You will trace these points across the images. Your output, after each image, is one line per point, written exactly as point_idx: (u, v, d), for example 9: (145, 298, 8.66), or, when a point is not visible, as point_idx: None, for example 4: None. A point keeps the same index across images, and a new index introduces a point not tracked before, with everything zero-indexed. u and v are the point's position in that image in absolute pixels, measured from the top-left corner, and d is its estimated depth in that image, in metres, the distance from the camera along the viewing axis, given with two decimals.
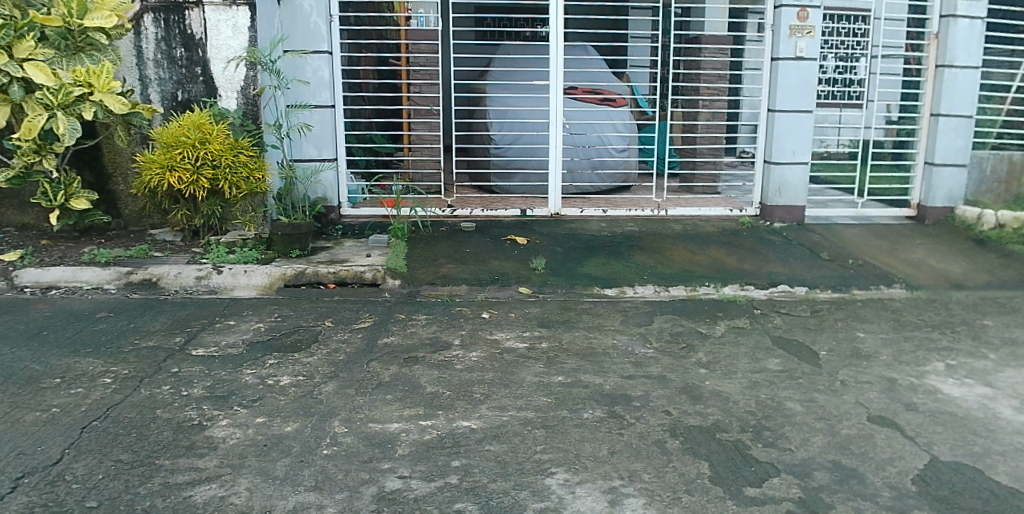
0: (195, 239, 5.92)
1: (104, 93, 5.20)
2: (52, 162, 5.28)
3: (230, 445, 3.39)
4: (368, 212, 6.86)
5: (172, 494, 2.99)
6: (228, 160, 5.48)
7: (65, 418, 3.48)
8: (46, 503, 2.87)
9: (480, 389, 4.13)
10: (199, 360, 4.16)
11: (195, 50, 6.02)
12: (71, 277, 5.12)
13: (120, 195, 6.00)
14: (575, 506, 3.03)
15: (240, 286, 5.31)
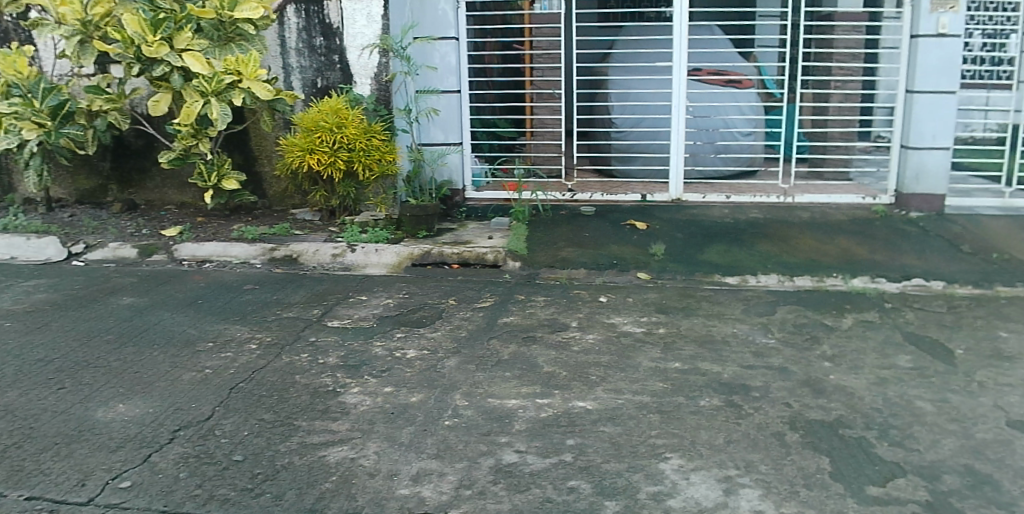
0: (331, 219, 6.29)
1: (251, 80, 5.56)
2: (206, 145, 5.74)
3: (361, 411, 3.62)
4: (491, 196, 6.99)
5: (308, 453, 3.22)
6: (362, 143, 5.79)
7: (217, 378, 3.71)
8: (199, 455, 3.09)
9: (596, 371, 4.20)
10: (335, 330, 4.43)
11: (333, 38, 6.39)
12: (222, 252, 5.57)
13: (265, 176, 6.43)
14: (688, 492, 3.05)
15: (372, 263, 5.60)
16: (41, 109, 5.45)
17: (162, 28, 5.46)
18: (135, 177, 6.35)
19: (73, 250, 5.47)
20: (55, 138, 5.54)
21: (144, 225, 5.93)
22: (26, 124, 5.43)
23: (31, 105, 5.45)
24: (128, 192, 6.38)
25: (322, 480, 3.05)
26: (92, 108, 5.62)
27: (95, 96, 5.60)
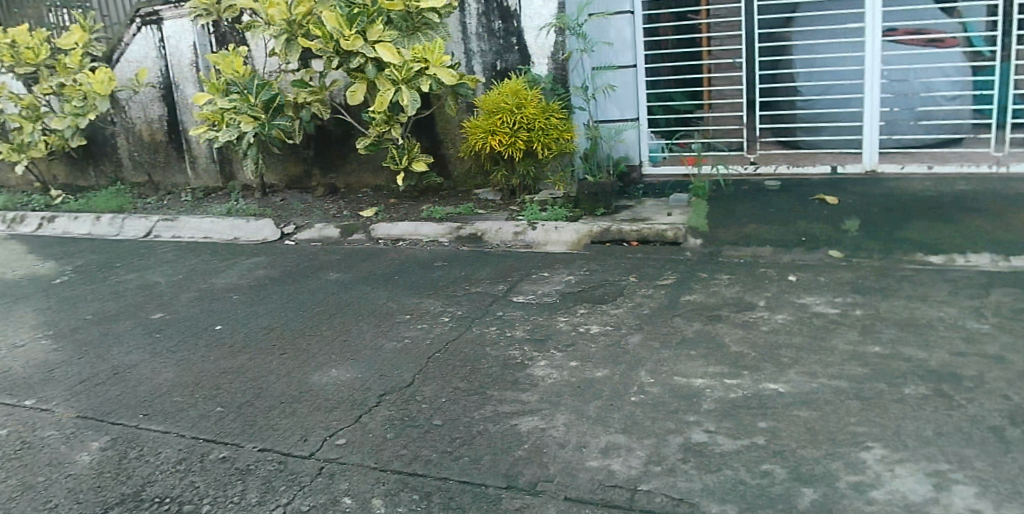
0: (512, 198, 6.47)
1: (437, 67, 5.85)
2: (398, 130, 6.10)
3: (549, 383, 3.66)
4: (669, 171, 6.94)
5: (502, 421, 3.28)
6: (541, 122, 5.90)
7: (417, 348, 3.89)
8: (403, 418, 3.22)
9: (788, 353, 4.00)
10: (520, 305, 4.55)
11: (511, 21, 6.52)
12: (413, 231, 5.91)
13: (450, 158, 6.73)
14: (894, 485, 2.80)
15: (552, 241, 5.69)
16: (257, 103, 6.07)
17: (357, 23, 5.84)
18: (334, 163, 6.89)
19: (284, 231, 6.03)
20: (269, 129, 6.13)
21: (343, 207, 6.41)
22: (245, 117, 6.07)
23: (248, 100, 6.07)
24: (329, 176, 6.94)
25: (515, 447, 3.09)
26: (298, 100, 6.13)
27: (300, 89, 6.10)
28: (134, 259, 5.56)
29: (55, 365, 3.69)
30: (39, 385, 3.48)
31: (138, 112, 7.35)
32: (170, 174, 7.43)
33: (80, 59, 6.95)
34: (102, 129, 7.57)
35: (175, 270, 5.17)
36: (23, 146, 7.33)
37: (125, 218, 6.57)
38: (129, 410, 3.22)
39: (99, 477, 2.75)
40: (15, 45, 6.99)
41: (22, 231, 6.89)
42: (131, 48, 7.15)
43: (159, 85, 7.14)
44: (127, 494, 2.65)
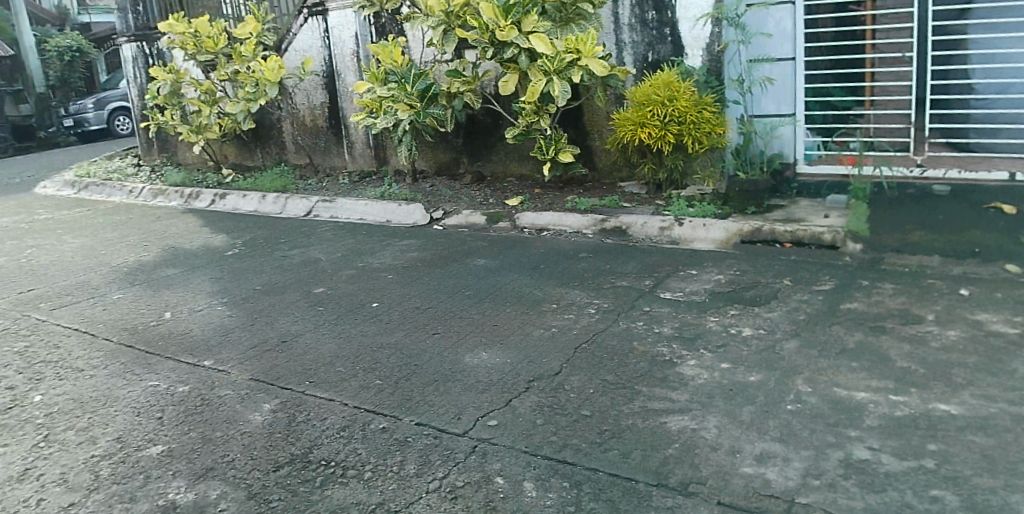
0: (658, 192, 6.37)
1: (589, 58, 5.79)
2: (546, 121, 6.13)
3: (700, 384, 3.52)
4: (827, 170, 6.36)
5: (651, 418, 3.19)
6: (693, 116, 5.79)
7: (563, 338, 3.88)
8: (552, 405, 3.21)
9: (961, 373, 3.62)
10: (668, 302, 4.44)
11: (665, 11, 6.45)
12: (558, 222, 5.93)
13: (596, 150, 6.69)
14: None
15: (699, 238, 5.55)
16: (413, 93, 6.29)
17: (513, 13, 5.90)
18: (481, 152, 7.03)
19: (433, 216, 6.22)
20: (423, 117, 6.33)
21: (489, 196, 6.53)
22: (401, 106, 6.31)
23: (406, 89, 6.31)
24: (476, 165, 7.09)
25: (665, 445, 2.98)
26: (451, 90, 6.30)
27: (454, 78, 6.25)
28: (295, 236, 5.91)
29: (230, 330, 3.98)
30: (217, 348, 3.76)
31: (302, 99, 7.81)
32: (328, 157, 7.86)
33: (254, 47, 7.45)
34: (270, 113, 8.12)
35: (333, 249, 5.45)
36: (201, 128, 7.99)
37: (288, 197, 7.01)
38: (296, 377, 3.41)
39: (271, 437, 2.93)
40: (199, 35, 7.63)
41: (198, 206, 7.51)
42: (299, 38, 7.60)
43: (322, 73, 7.55)
44: (296, 455, 2.81)
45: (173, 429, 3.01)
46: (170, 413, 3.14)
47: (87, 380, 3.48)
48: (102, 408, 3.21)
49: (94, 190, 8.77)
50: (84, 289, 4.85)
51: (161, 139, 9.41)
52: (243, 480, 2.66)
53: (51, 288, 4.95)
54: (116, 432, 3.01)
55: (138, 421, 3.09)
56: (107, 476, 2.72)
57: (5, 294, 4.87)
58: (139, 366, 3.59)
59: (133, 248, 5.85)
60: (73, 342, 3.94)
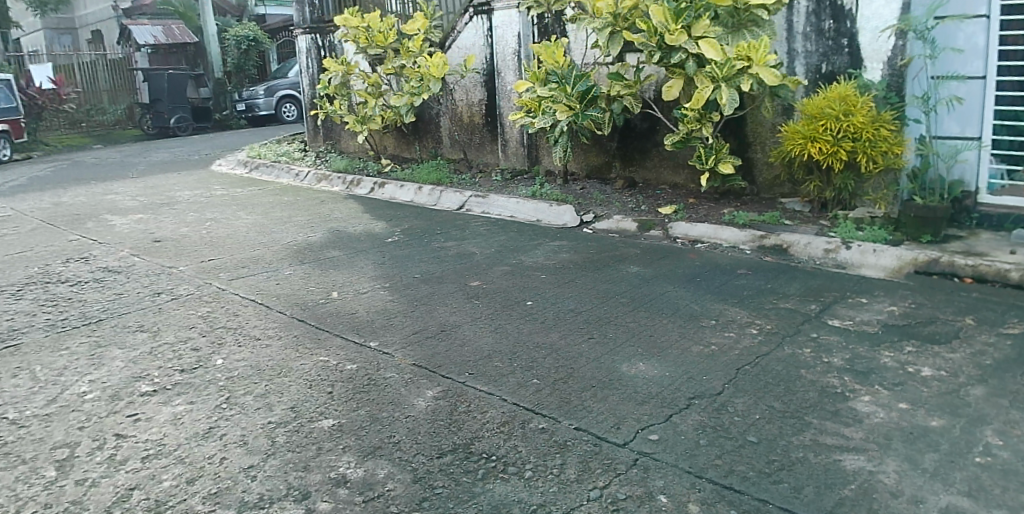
0: (822, 211, 6.05)
1: (761, 66, 5.54)
2: (709, 129, 5.94)
3: (876, 423, 3.22)
4: (1011, 201, 5.68)
5: (823, 453, 2.95)
6: (869, 133, 5.40)
7: (725, 357, 3.72)
8: (715, 427, 3.07)
9: None
10: (836, 330, 4.15)
11: (844, 21, 6.08)
12: (713, 235, 5.73)
13: (757, 163, 6.42)
14: None
15: (868, 264, 5.17)
16: (573, 94, 6.29)
17: (684, 17, 5.78)
18: (635, 157, 6.92)
19: (584, 219, 6.18)
20: (581, 119, 6.32)
21: (642, 202, 6.42)
22: (560, 107, 6.35)
23: (566, 90, 6.33)
24: (629, 170, 6.99)
25: (840, 485, 2.73)
26: (612, 93, 6.26)
27: (616, 81, 6.22)
28: (450, 229, 6.06)
29: (393, 313, 4.12)
30: (381, 330, 3.90)
31: (461, 95, 8.01)
32: (482, 154, 8.02)
33: (421, 43, 7.73)
34: (431, 108, 8.38)
35: (487, 243, 5.54)
36: (366, 119, 8.37)
37: (442, 190, 7.21)
38: (457, 367, 3.46)
39: (435, 423, 2.98)
40: (370, 29, 7.98)
41: (358, 192, 7.88)
42: (463, 36, 7.81)
43: (482, 71, 7.72)
44: (459, 444, 2.83)
45: (343, 405, 3.12)
46: (340, 389, 3.26)
47: (263, 349, 3.70)
48: (277, 377, 3.39)
49: (264, 171, 9.41)
50: (259, 263, 5.19)
51: (326, 127, 9.92)
52: (409, 463, 2.71)
53: (231, 258, 5.34)
54: (290, 402, 3.16)
55: (310, 393, 3.24)
56: (282, 442, 2.86)
57: (191, 261, 5.31)
58: (310, 340, 3.78)
59: (301, 228, 6.21)
60: (251, 311, 4.22)
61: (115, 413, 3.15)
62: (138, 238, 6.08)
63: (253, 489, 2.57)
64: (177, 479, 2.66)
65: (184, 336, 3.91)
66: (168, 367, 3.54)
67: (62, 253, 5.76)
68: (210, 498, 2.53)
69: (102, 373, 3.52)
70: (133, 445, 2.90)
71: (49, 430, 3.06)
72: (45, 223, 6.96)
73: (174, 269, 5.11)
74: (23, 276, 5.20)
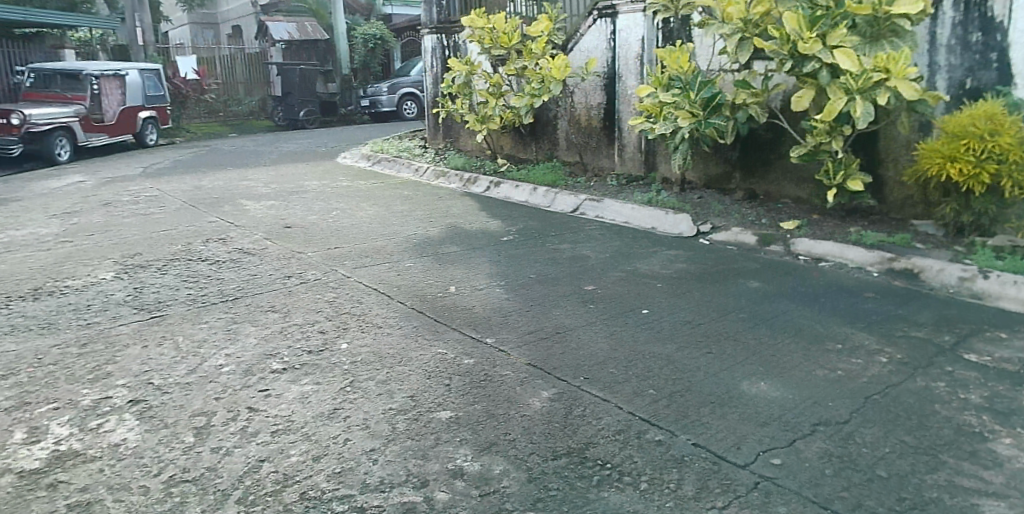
0: (958, 237, 5.57)
1: (900, 79, 5.20)
2: (839, 143, 5.66)
3: (1020, 468, 2.88)
4: None
5: (959, 495, 2.68)
6: (1017, 155, 5.01)
7: (851, 383, 3.53)
8: (839, 457, 2.90)
9: None
10: (974, 365, 3.81)
11: (994, 34, 5.65)
12: (838, 253, 5.47)
13: (888, 181, 6.08)
14: None
15: (1007, 297, 4.66)
16: (696, 100, 6.16)
17: (820, 25, 5.56)
18: (757, 168, 6.70)
19: (701, 229, 6.05)
20: (704, 126, 6.17)
21: (762, 215, 6.22)
22: (682, 113, 6.19)
23: (689, 96, 6.19)
24: (749, 181, 6.79)
25: None
26: (737, 101, 6.08)
27: (742, 89, 6.03)
28: (564, 231, 6.09)
29: (509, 313, 4.19)
30: (497, 327, 3.98)
31: (580, 99, 8.03)
32: (598, 158, 7.99)
33: (544, 45, 7.82)
34: (549, 110, 8.44)
35: (602, 248, 5.52)
36: (485, 118, 8.53)
37: (557, 192, 7.25)
38: (572, 371, 3.47)
39: (550, 425, 2.98)
40: (495, 30, 8.13)
41: (474, 190, 8.03)
42: (585, 39, 7.82)
43: (603, 75, 7.71)
44: (574, 448, 2.83)
45: (460, 398, 3.20)
46: (457, 383, 3.34)
47: (385, 337, 3.86)
48: (398, 365, 3.53)
49: (385, 165, 9.76)
50: (381, 254, 5.38)
51: (446, 125, 10.15)
52: (523, 461, 2.73)
53: (356, 247, 5.56)
54: (410, 391, 3.27)
55: (428, 384, 3.34)
56: (402, 429, 2.95)
57: (319, 248, 5.57)
58: (429, 332, 3.91)
59: (420, 221, 6.40)
60: (374, 300, 4.40)
61: (248, 387, 3.35)
62: (271, 222, 6.44)
63: (375, 472, 2.67)
64: (303, 455, 2.79)
65: (312, 319, 4.13)
66: (297, 348, 3.74)
67: (204, 233, 6.18)
68: (335, 476, 2.64)
69: (237, 348, 3.77)
70: (264, 419, 3.07)
71: (190, 397, 3.29)
72: (188, 203, 7.50)
73: (303, 255, 5.39)
74: (170, 252, 5.63)
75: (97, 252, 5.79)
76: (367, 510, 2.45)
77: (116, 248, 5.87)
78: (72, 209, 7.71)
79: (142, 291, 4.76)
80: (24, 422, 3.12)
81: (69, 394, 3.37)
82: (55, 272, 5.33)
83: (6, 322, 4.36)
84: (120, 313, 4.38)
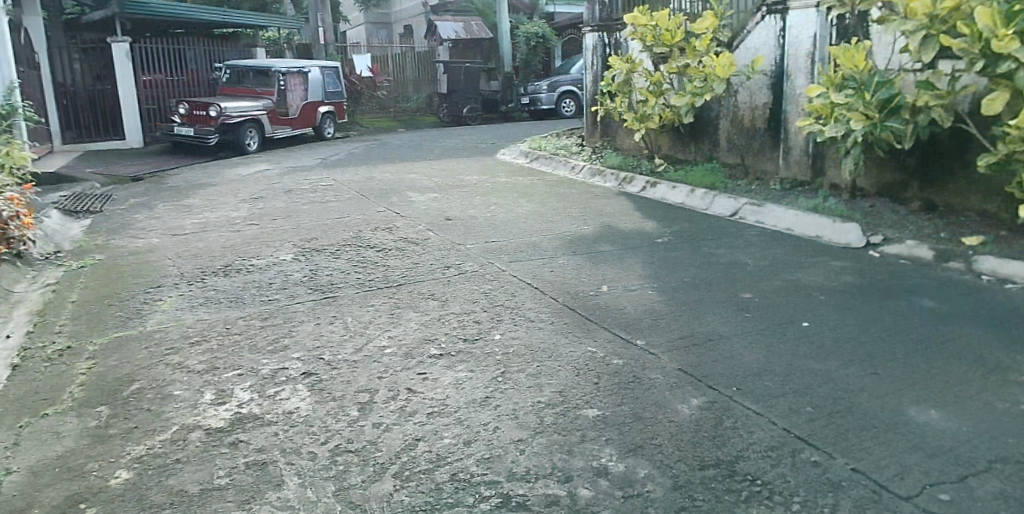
0: None
1: None
2: None
3: None
4: None
5: None
6: None
7: None
8: (1019, 499, 2.51)
9: None
10: None
11: None
12: None
13: None
14: None
15: None
16: (871, 102, 5.76)
17: (1019, 21, 4.98)
18: (938, 177, 6.14)
19: (872, 241, 5.65)
20: (879, 130, 5.75)
21: (942, 229, 5.69)
22: (856, 115, 5.79)
23: (864, 97, 5.83)
24: (928, 191, 6.25)
25: None
26: (918, 103, 5.60)
27: (924, 90, 5.55)
28: (721, 236, 5.92)
29: (660, 315, 4.16)
30: (648, 330, 3.96)
31: (744, 98, 7.75)
32: (761, 160, 7.67)
33: (708, 43, 7.65)
34: (711, 110, 8.22)
35: (760, 255, 5.31)
36: (644, 117, 8.43)
37: (715, 195, 7.06)
38: (723, 380, 3.39)
39: (699, 434, 2.93)
40: (657, 28, 8.04)
41: (630, 190, 8.01)
42: (753, 36, 7.55)
43: (770, 74, 7.40)
44: (723, 460, 2.76)
45: (608, 397, 3.22)
46: (605, 381, 3.37)
47: (536, 331, 3.96)
48: (547, 359, 3.61)
49: (543, 162, 9.94)
50: (536, 249, 5.50)
51: (604, 123, 10.14)
52: (670, 468, 2.70)
53: (512, 242, 5.71)
54: (558, 386, 3.34)
55: (577, 380, 3.39)
56: (549, 423, 3.02)
57: (477, 240, 5.77)
58: (579, 330, 3.96)
59: (573, 219, 6.47)
60: (527, 294, 4.52)
61: (408, 369, 3.56)
62: (433, 214, 6.76)
63: (520, 462, 2.75)
64: (456, 438, 2.93)
65: (468, 308, 4.31)
66: (453, 335, 3.93)
67: (373, 221, 6.60)
68: (484, 462, 2.75)
69: (400, 332, 4.02)
70: (421, 400, 3.25)
71: (355, 374, 3.54)
72: (359, 193, 8.04)
73: (461, 246, 5.62)
74: (342, 238, 6.07)
75: (280, 235, 6.35)
76: (512, 498, 2.53)
77: (296, 232, 6.41)
78: (259, 195, 8.51)
79: (317, 273, 5.18)
80: (213, 385, 3.51)
81: (251, 362, 3.75)
82: (243, 251, 5.92)
83: (202, 294, 4.90)
84: (299, 292, 4.80)
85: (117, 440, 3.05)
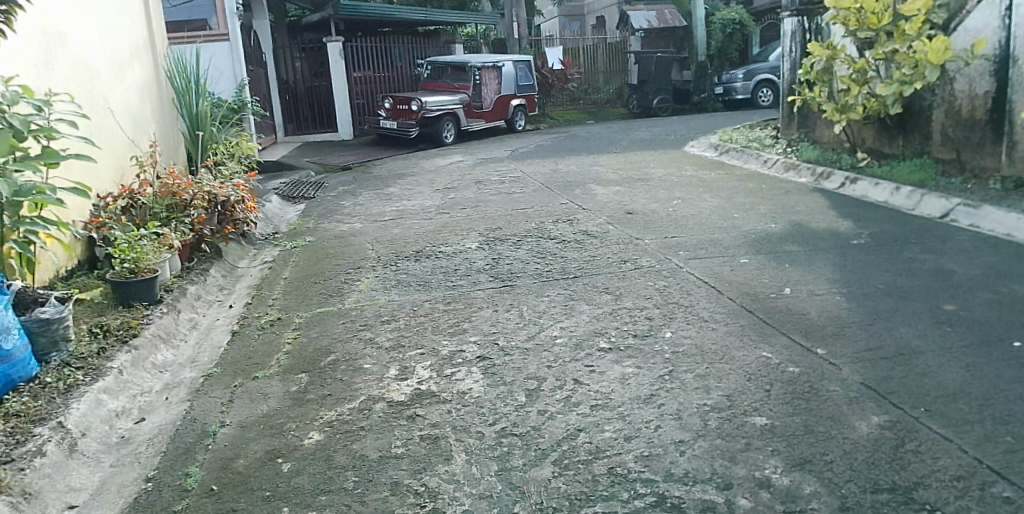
0: None
1: None
2: None
3: None
4: None
5: None
6: None
7: None
8: None
9: None
10: None
11: None
12: None
13: None
14: None
15: None
16: None
17: None
18: None
19: None
20: None
21: None
22: None
23: None
24: None
25: None
26: None
27: None
28: (928, 239, 5.36)
29: (848, 323, 3.87)
30: (832, 338, 3.71)
31: (963, 86, 6.94)
32: (980, 156, 6.81)
33: (920, 25, 6.93)
34: (923, 99, 7.44)
35: (972, 263, 4.75)
36: (846, 108, 7.81)
37: (925, 193, 6.40)
38: (912, 399, 3.09)
39: (875, 455, 2.71)
40: (863, 10, 7.41)
41: (827, 186, 7.49)
42: (974, 16, 6.72)
43: (994, 58, 6.55)
44: (901, 485, 2.53)
45: (779, 406, 3.07)
46: (778, 389, 3.21)
47: (709, 331, 3.85)
48: (719, 361, 3.50)
49: (734, 155, 9.55)
50: (718, 246, 5.33)
51: (802, 114, 9.52)
52: (839, 488, 2.53)
53: (693, 238, 5.58)
54: (728, 389, 3.24)
55: (748, 386, 3.26)
56: (713, 427, 2.94)
57: (657, 235, 5.71)
58: (756, 333, 3.80)
59: (760, 216, 6.17)
60: (703, 293, 4.40)
61: (577, 360, 3.63)
62: (615, 207, 6.77)
63: (680, 464, 2.71)
64: (616, 433, 2.95)
65: (641, 304, 4.29)
66: (624, 330, 3.94)
67: (554, 213, 6.74)
68: (643, 459, 2.75)
69: (571, 323, 4.10)
70: (586, 392, 3.30)
71: (526, 361, 3.67)
72: (544, 185, 8.23)
73: (641, 241, 5.58)
74: (524, 228, 6.26)
75: (466, 224, 6.69)
76: (667, 499, 2.51)
77: (481, 221, 6.72)
78: (451, 184, 9.00)
79: (499, 261, 5.41)
80: (397, 361, 3.81)
81: (433, 343, 4.01)
82: (433, 238, 6.31)
83: (394, 276, 5.31)
84: (480, 279, 5.05)
85: (313, 404, 3.41)
